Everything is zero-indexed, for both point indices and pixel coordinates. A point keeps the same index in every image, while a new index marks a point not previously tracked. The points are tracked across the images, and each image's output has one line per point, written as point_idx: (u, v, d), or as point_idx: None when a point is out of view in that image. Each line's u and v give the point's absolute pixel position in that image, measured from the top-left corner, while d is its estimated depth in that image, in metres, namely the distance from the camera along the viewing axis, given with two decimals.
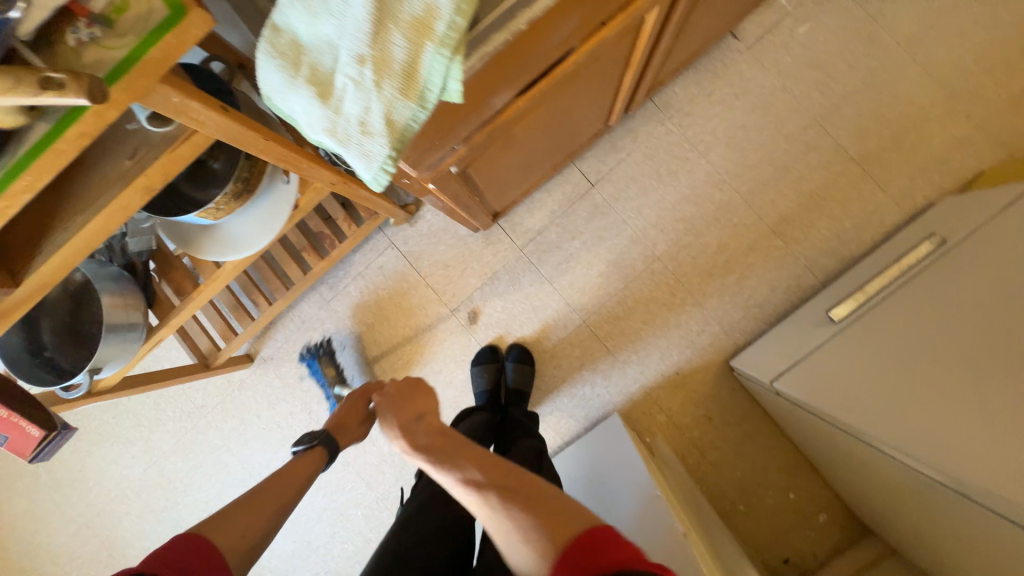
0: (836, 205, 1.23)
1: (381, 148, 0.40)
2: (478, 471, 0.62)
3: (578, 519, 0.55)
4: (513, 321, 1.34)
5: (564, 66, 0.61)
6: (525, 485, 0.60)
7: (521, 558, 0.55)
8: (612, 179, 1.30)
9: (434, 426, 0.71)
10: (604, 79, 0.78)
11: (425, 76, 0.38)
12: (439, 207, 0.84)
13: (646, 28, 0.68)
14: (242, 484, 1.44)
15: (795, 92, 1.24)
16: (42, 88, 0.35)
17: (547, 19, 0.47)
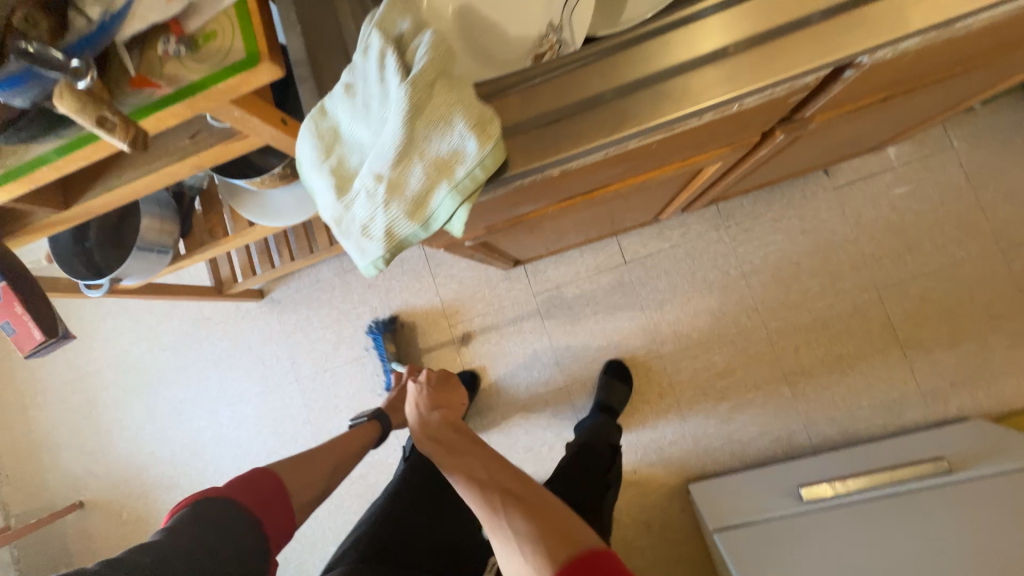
0: (859, 379, 1.16)
1: (376, 250, 0.42)
2: (482, 460, 0.67)
3: (582, 537, 0.53)
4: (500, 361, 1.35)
5: (605, 190, 0.60)
6: (530, 493, 0.60)
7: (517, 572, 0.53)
8: (646, 264, 1.28)
9: (447, 418, 0.79)
10: (654, 195, 0.76)
11: (433, 208, 0.40)
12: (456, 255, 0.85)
13: (706, 172, 0.66)
14: (217, 399, 1.56)
15: (865, 251, 1.16)
16: (95, 119, 0.42)
17: (583, 169, 0.47)
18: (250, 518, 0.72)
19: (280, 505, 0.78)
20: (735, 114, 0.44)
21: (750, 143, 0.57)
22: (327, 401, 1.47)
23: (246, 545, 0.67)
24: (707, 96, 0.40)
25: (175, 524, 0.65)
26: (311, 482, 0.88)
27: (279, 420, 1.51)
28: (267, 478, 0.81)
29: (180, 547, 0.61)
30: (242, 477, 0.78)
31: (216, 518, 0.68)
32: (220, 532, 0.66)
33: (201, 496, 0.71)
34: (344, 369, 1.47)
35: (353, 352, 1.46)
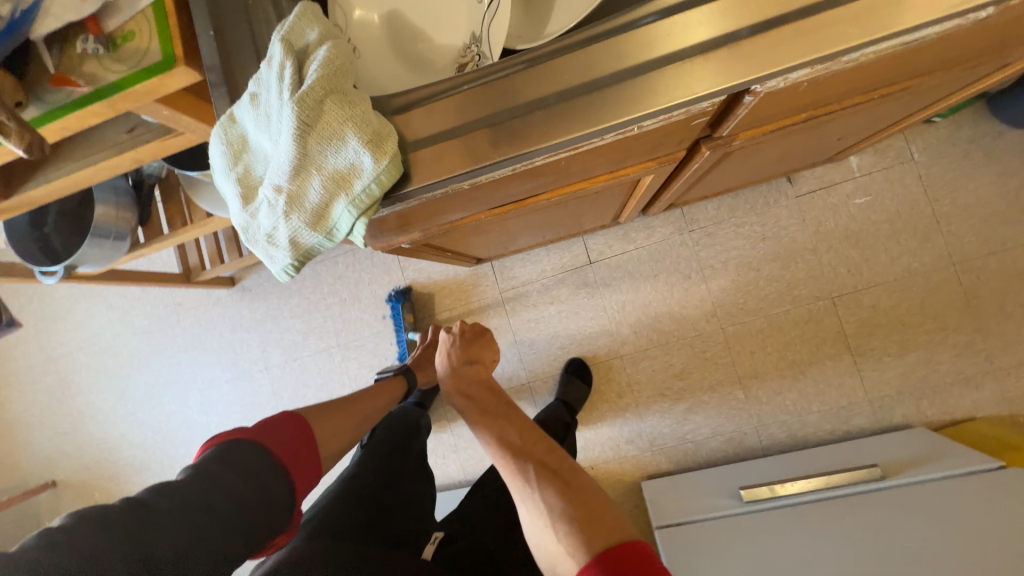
0: (810, 385, 1.19)
1: (284, 258, 0.43)
2: (512, 425, 0.59)
3: (619, 524, 0.46)
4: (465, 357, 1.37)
5: (537, 199, 0.61)
6: (565, 466, 0.53)
7: (547, 553, 0.47)
8: (611, 264, 1.29)
9: (479, 372, 0.72)
10: (600, 201, 0.77)
11: (334, 219, 0.41)
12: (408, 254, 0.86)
13: (643, 182, 0.67)
14: (187, 384, 1.58)
15: (823, 259, 1.18)
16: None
17: (495, 183, 0.48)
18: (277, 464, 0.59)
19: (309, 454, 0.66)
20: (641, 135, 0.45)
21: (677, 156, 0.58)
22: (295, 390, 1.49)
23: (272, 498, 0.55)
24: (604, 117, 0.40)
25: (195, 467, 0.53)
26: (338, 433, 0.77)
27: (248, 406, 1.53)
28: (294, 423, 0.68)
29: (195, 496, 0.49)
30: (269, 419, 0.66)
31: (242, 462, 0.56)
32: (246, 479, 0.54)
33: (225, 436, 0.59)
34: (313, 358, 1.48)
35: (322, 341, 1.48)
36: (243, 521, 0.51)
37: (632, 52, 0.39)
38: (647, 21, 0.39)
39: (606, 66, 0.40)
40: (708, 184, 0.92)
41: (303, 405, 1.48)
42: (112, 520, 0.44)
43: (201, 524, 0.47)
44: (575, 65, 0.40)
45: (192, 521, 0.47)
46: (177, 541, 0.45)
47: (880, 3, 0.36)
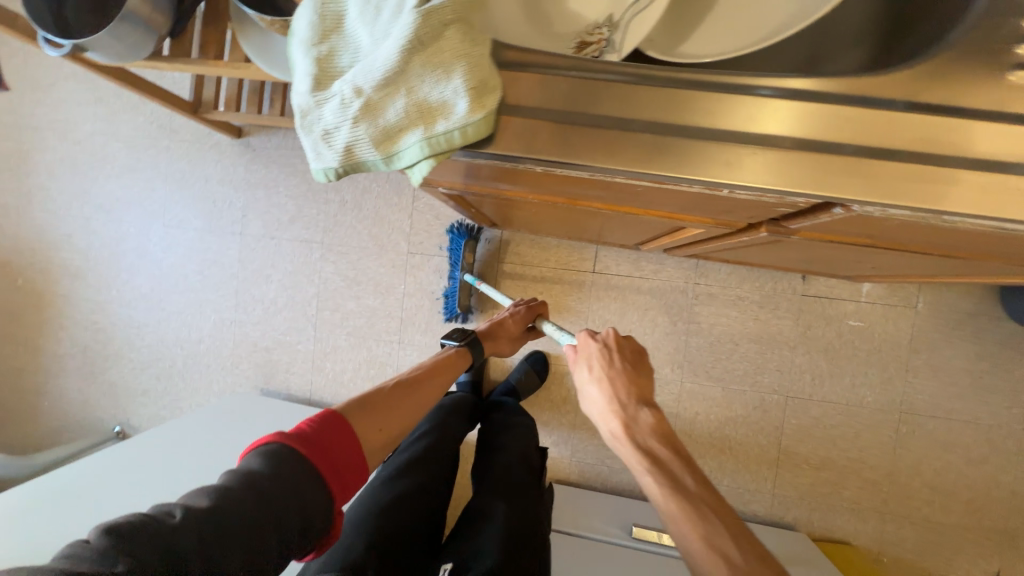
0: (730, 461, 1.26)
1: (331, 160, 0.40)
2: (719, 522, 0.48)
3: None
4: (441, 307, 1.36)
5: (589, 205, 0.60)
6: None
7: None
8: (611, 281, 1.30)
9: (662, 424, 0.56)
10: (642, 228, 0.77)
11: (400, 147, 0.38)
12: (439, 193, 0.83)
13: (689, 230, 0.67)
14: (154, 215, 1.49)
15: (795, 360, 1.23)
16: None
17: (562, 179, 0.46)
18: (320, 479, 0.56)
19: (357, 461, 0.62)
20: (719, 198, 0.44)
21: (736, 225, 0.58)
22: (261, 267, 1.45)
23: (308, 521, 0.54)
24: (693, 169, 0.39)
25: (235, 479, 0.53)
26: (388, 426, 0.70)
27: (209, 263, 1.48)
28: (340, 423, 0.63)
29: (231, 520, 0.49)
30: (316, 418, 0.62)
31: (282, 480, 0.54)
32: (285, 499, 0.53)
33: (269, 440, 0.57)
34: (291, 244, 1.43)
35: (305, 232, 1.42)
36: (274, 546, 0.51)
37: (753, 121, 0.38)
38: (761, 93, 0.37)
39: (724, 123, 0.38)
40: (740, 255, 0.93)
41: (264, 283, 1.45)
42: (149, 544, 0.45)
43: (230, 554, 0.48)
44: (694, 107, 0.38)
45: (223, 552, 0.47)
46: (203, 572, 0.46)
47: (1004, 187, 0.35)
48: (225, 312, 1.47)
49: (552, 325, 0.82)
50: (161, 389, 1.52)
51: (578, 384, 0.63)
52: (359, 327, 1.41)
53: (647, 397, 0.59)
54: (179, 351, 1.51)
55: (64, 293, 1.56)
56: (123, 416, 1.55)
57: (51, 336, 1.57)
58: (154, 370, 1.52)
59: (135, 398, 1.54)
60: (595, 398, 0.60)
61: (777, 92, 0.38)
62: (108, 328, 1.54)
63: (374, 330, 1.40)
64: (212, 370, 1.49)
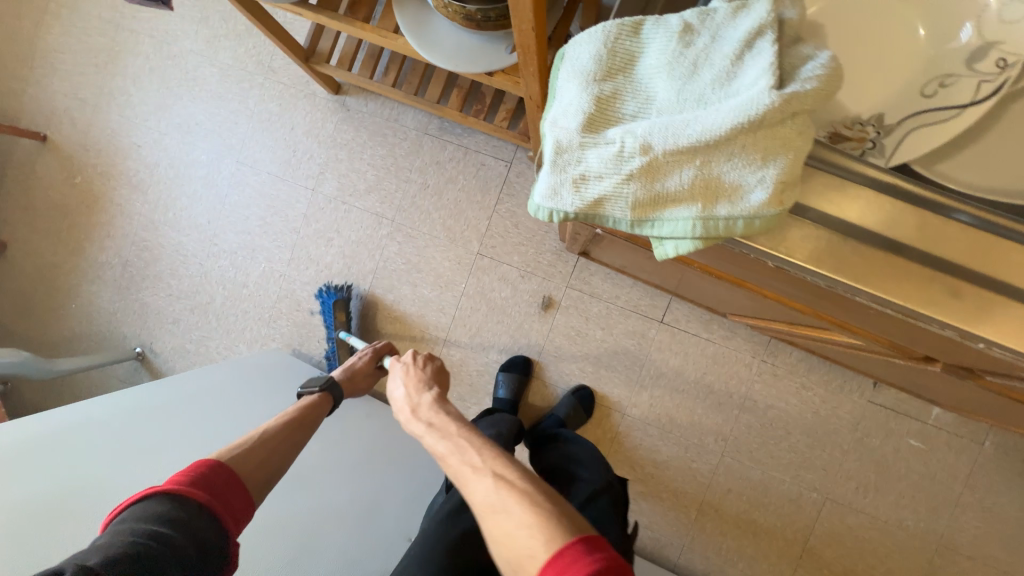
0: (751, 546, 1.22)
1: (569, 205, 0.36)
2: (472, 444, 0.65)
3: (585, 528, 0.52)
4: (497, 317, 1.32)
5: (754, 289, 0.59)
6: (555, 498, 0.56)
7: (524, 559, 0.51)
8: (676, 336, 1.26)
9: (438, 400, 0.76)
10: (767, 312, 0.75)
11: (662, 217, 0.34)
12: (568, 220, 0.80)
13: (833, 333, 0.64)
14: (230, 149, 1.45)
15: (844, 463, 1.19)
16: None
17: (781, 275, 0.43)
18: (206, 513, 0.66)
19: (241, 493, 0.72)
20: (951, 342, 0.41)
21: (904, 352, 0.55)
22: (325, 229, 1.41)
23: (197, 552, 0.61)
24: (974, 325, 0.36)
25: (107, 538, 0.58)
26: (270, 465, 0.78)
27: (273, 211, 1.44)
28: (223, 476, 0.71)
29: (119, 564, 0.54)
30: (193, 469, 0.69)
31: (171, 525, 0.61)
32: (172, 538, 0.60)
33: (144, 493, 0.64)
34: (361, 214, 1.39)
35: (379, 206, 1.38)
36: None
37: None
38: (957, 217, 0.36)
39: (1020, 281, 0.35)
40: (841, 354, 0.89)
41: (324, 246, 1.41)
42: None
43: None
44: (990, 259, 0.35)
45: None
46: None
47: None
48: (276, 264, 1.43)
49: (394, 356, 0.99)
50: (194, 323, 1.49)
51: (386, 391, 0.82)
52: (408, 314, 1.37)
53: (429, 384, 0.80)
54: (221, 290, 1.47)
55: (120, 202, 1.52)
56: (147, 339, 1.51)
57: (97, 241, 1.53)
58: (190, 303, 1.49)
59: (164, 325, 1.50)
60: (397, 395, 0.79)
61: None
62: (156, 249, 1.51)
63: (422, 322, 1.37)
64: (249, 318, 1.46)
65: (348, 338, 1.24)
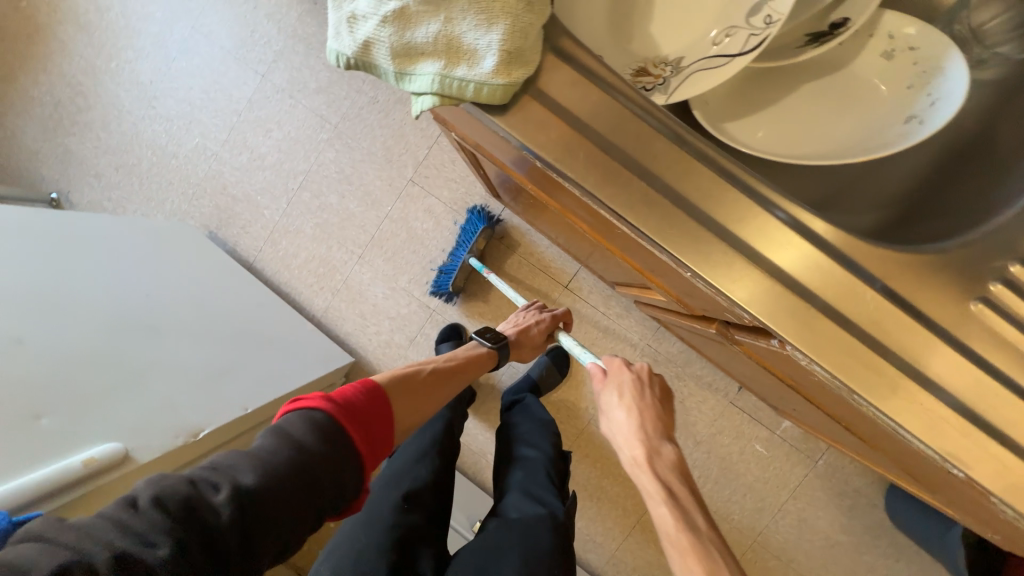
0: (592, 510, 1.30)
1: (345, 46, 0.38)
2: (724, 562, 0.53)
3: None
4: (463, 266, 1.29)
5: (573, 221, 0.58)
6: None
7: None
8: (575, 304, 1.30)
9: (681, 462, 0.63)
10: (618, 272, 0.75)
11: (416, 70, 0.36)
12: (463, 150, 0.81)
13: (653, 293, 0.66)
14: (187, 13, 1.40)
15: (692, 453, 1.28)
16: None
17: (551, 179, 0.44)
18: (353, 453, 0.56)
19: (390, 441, 0.64)
20: (677, 274, 0.43)
21: (692, 310, 0.57)
22: (266, 118, 1.38)
23: (347, 501, 0.54)
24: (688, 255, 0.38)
25: (281, 443, 0.51)
26: (416, 411, 0.75)
27: (217, 88, 1.40)
28: (377, 402, 0.63)
29: (274, 496, 0.48)
30: (356, 389, 0.62)
31: (325, 459, 0.52)
32: (330, 481, 0.52)
33: (314, 406, 0.56)
34: (306, 113, 1.37)
35: (324, 109, 1.36)
36: (315, 518, 0.51)
37: (751, 234, 0.38)
38: (767, 208, 0.39)
39: (722, 219, 0.39)
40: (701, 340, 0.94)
41: (262, 136, 1.39)
42: (205, 517, 0.44)
43: (278, 525, 0.48)
44: (706, 193, 0.38)
45: (278, 529, 0.48)
46: (256, 553, 0.46)
47: (896, 385, 0.36)
48: (210, 143, 1.41)
49: (572, 339, 0.90)
50: (115, 182, 1.46)
51: (605, 408, 0.70)
52: (331, 223, 1.38)
53: (665, 429, 0.66)
54: (149, 155, 1.44)
55: (62, 39, 1.46)
56: (65, 187, 1.48)
57: (31, 74, 1.48)
58: (117, 160, 1.45)
59: (85, 177, 1.47)
60: (622, 425, 0.66)
61: (775, 209, 0.39)
62: (92, 98, 1.45)
63: (342, 234, 1.37)
64: (171, 190, 1.43)
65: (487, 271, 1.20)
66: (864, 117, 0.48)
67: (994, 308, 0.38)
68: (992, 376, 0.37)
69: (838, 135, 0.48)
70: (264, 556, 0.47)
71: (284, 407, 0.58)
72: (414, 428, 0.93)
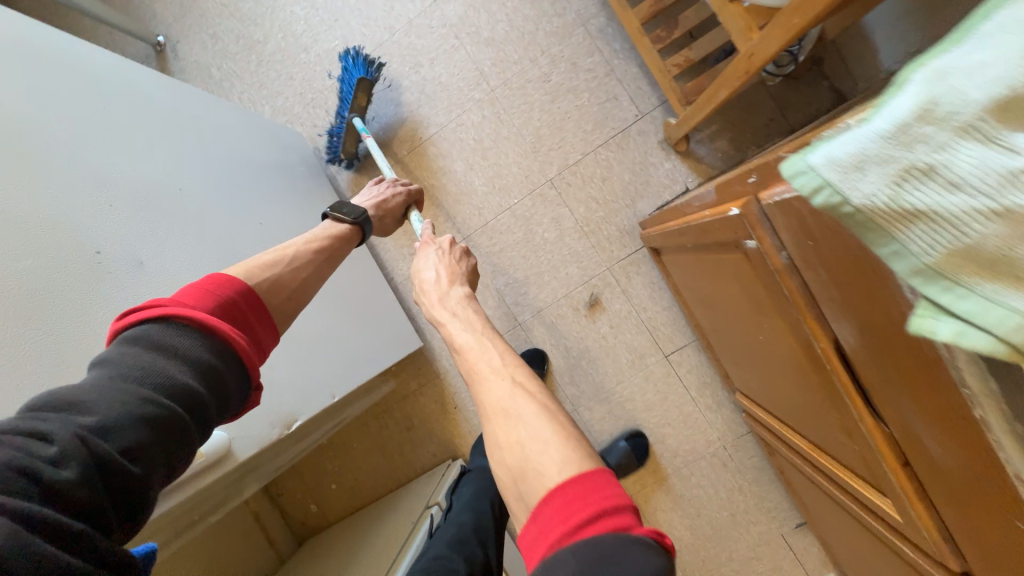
0: None
1: (865, 197, 0.25)
2: None
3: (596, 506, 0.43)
4: (351, 130, 1.17)
5: (859, 409, 0.47)
6: None
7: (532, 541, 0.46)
8: (667, 376, 1.20)
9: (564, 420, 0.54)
10: (815, 430, 0.65)
11: (982, 290, 0.23)
12: (688, 216, 0.68)
13: (873, 493, 0.56)
14: None
15: (720, 568, 1.21)
16: None
17: (962, 427, 0.33)
18: (226, 351, 0.53)
19: (263, 330, 0.61)
20: None
21: (942, 558, 0.49)
22: (419, 48, 1.21)
23: (230, 404, 0.53)
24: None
25: (117, 373, 0.46)
26: (296, 298, 0.68)
27: None
28: (226, 300, 0.57)
29: (147, 420, 0.44)
30: (207, 288, 0.57)
31: (187, 367, 0.49)
32: (206, 392, 0.49)
33: (162, 315, 0.50)
34: (465, 59, 1.19)
35: (487, 64, 1.18)
36: (199, 431, 0.48)
37: None
38: None
39: None
40: (826, 504, 0.84)
41: (408, 68, 1.22)
42: (45, 470, 0.38)
43: (156, 449, 0.44)
44: None
45: (154, 458, 0.44)
46: (137, 485, 0.43)
47: None
48: (349, 51, 1.23)
49: (417, 218, 0.95)
50: (231, 52, 1.29)
51: (415, 269, 0.79)
52: (447, 191, 1.23)
53: (462, 280, 0.77)
54: (279, 37, 1.26)
55: None
56: (176, 35, 1.31)
57: None
58: (241, 29, 1.28)
59: (201, 33, 1.29)
60: (428, 284, 0.76)
61: None
62: None
63: (454, 206, 1.24)
64: (289, 84, 1.27)
65: (366, 135, 1.10)
66: None
67: None
68: None
69: None
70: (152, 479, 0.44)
71: (112, 327, 0.51)
72: (456, 506, 1.00)
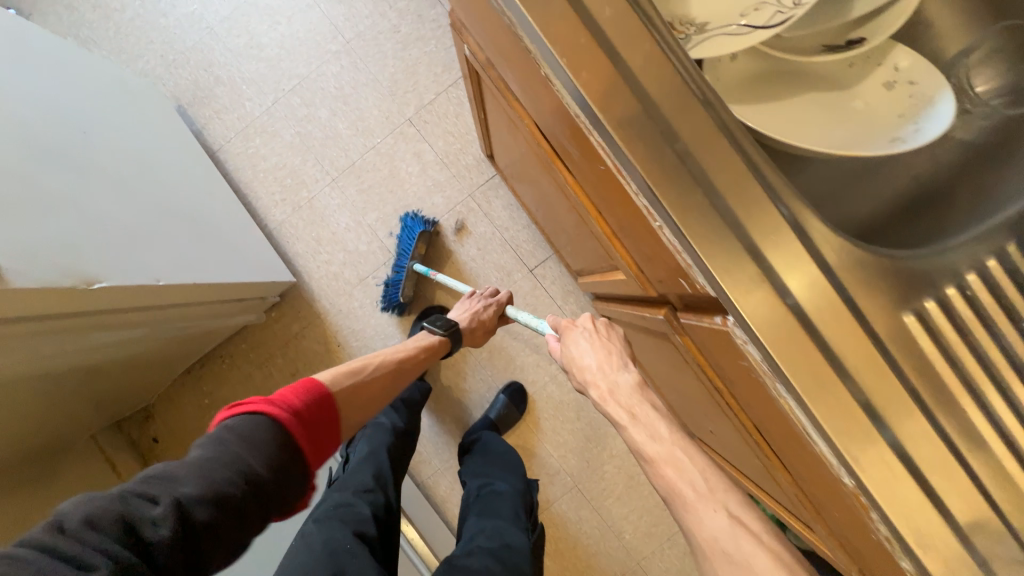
0: None
1: None
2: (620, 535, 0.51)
3: None
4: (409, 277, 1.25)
5: (559, 169, 0.58)
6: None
7: None
8: (534, 289, 1.29)
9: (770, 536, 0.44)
10: (588, 248, 0.75)
11: None
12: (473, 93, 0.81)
13: (617, 273, 0.66)
14: None
15: (605, 465, 1.27)
16: None
17: (547, 89, 0.44)
18: (292, 456, 0.58)
19: (331, 442, 0.66)
20: (639, 213, 0.43)
21: (647, 290, 0.58)
22: (277, 9, 1.30)
23: (289, 499, 0.56)
24: (682, 210, 0.38)
25: (212, 454, 0.52)
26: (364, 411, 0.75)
27: None
28: (318, 409, 0.64)
29: (223, 502, 0.49)
30: (305, 397, 0.64)
31: (265, 459, 0.55)
32: (274, 483, 0.54)
33: (256, 410, 0.58)
34: (320, 16, 1.29)
35: (341, 19, 1.29)
36: (259, 521, 0.53)
37: (737, 197, 0.38)
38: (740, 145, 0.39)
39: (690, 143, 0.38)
40: (645, 350, 0.94)
41: (267, 27, 1.30)
42: (145, 529, 0.44)
43: (224, 531, 0.49)
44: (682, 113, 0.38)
45: (221, 536, 0.48)
46: (204, 558, 0.47)
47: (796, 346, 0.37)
48: (208, 14, 1.30)
49: (526, 313, 0.89)
50: (88, 22, 1.31)
51: (567, 351, 0.63)
52: (312, 136, 1.30)
53: (626, 359, 0.59)
54: (137, 5, 1.31)
55: None
56: (28, 8, 1.32)
57: None
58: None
59: (54, 4, 1.32)
60: (589, 364, 0.60)
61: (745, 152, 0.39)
62: None
63: (321, 151, 1.30)
64: (150, 48, 1.31)
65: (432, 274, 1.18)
66: (869, 124, 0.45)
67: (926, 325, 0.39)
68: (894, 374, 0.38)
69: (850, 134, 0.45)
70: (211, 557, 0.48)
71: (220, 418, 0.58)
72: (356, 459, 0.98)
